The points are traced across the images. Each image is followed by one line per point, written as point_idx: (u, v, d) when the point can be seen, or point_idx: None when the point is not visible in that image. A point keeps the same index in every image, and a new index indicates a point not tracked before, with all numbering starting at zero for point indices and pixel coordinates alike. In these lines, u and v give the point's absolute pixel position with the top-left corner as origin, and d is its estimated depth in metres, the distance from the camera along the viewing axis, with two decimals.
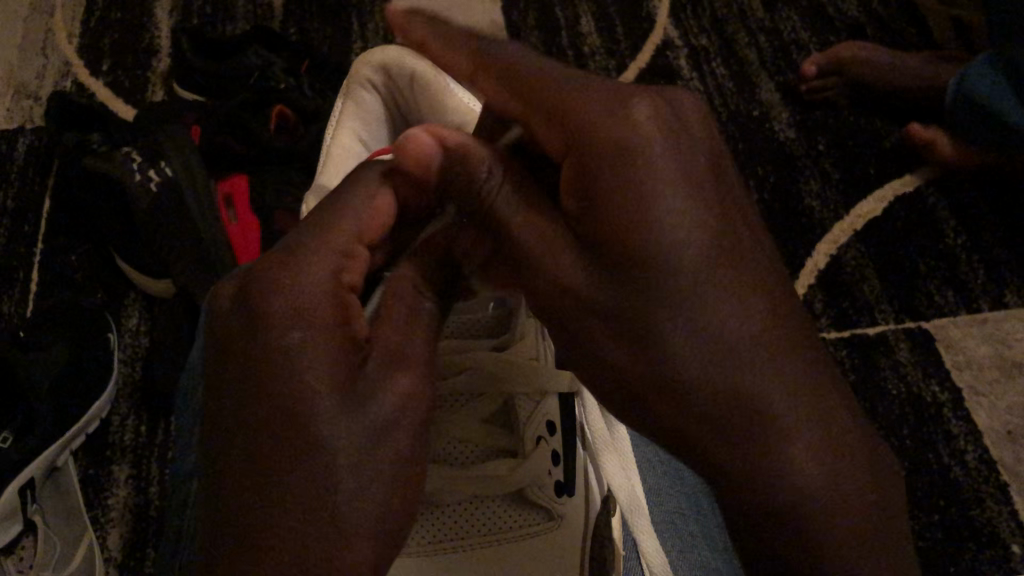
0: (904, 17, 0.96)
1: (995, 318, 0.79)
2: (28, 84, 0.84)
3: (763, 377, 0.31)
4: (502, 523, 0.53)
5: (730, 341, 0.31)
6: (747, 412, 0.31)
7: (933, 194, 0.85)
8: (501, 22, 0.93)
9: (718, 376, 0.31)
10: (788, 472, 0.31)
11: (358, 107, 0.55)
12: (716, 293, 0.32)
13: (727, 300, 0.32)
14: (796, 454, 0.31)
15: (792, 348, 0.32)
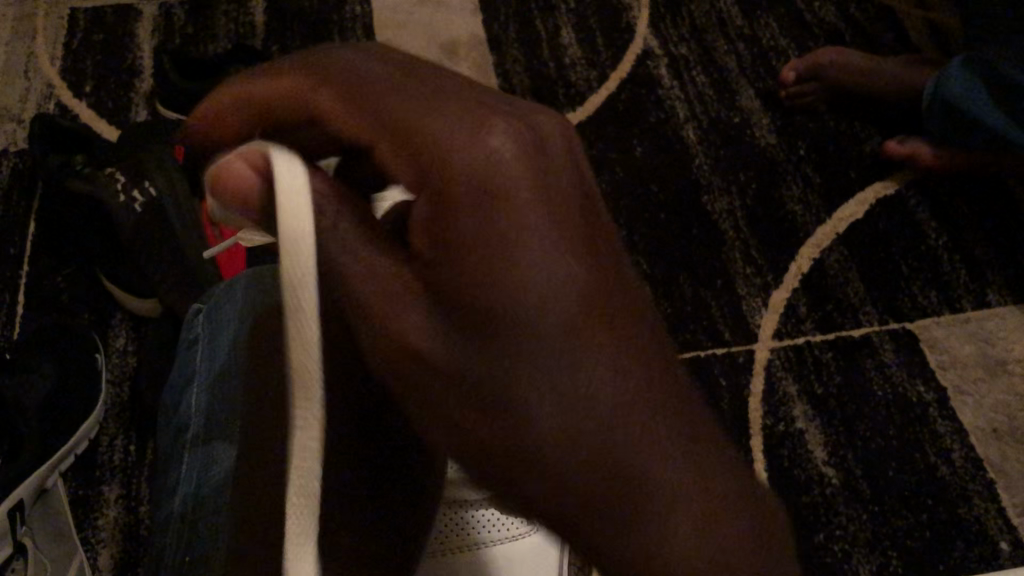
0: (881, 22, 0.97)
1: (977, 317, 0.80)
2: (11, 108, 0.85)
3: (636, 448, 0.25)
4: (490, 523, 0.53)
5: (599, 402, 0.25)
6: (620, 489, 0.25)
7: (913, 197, 0.86)
8: (482, 35, 0.93)
9: (585, 448, 0.25)
10: (683, 541, 0.26)
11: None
12: (581, 345, 0.25)
13: (590, 353, 0.25)
14: (673, 535, 0.26)
15: (673, 414, 0.26)
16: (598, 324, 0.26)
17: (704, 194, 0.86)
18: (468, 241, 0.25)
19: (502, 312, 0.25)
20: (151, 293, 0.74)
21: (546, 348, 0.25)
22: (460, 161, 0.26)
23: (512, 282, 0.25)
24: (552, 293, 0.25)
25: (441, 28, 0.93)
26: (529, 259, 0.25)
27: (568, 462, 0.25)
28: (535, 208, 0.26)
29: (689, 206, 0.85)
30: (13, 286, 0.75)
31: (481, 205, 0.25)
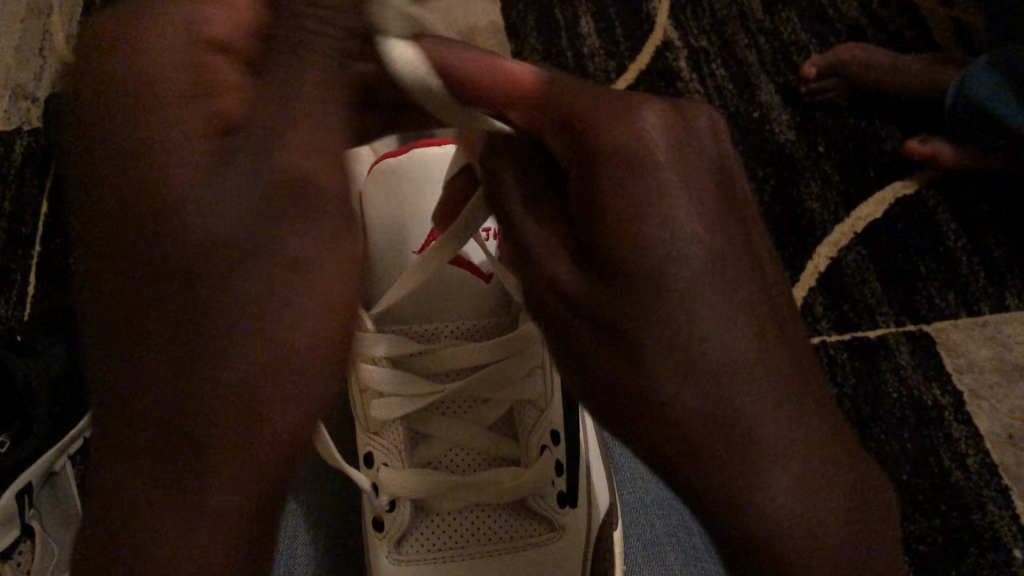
0: (904, 18, 0.96)
1: (995, 321, 0.79)
2: (26, 85, 0.84)
3: (767, 405, 0.35)
4: (503, 529, 0.52)
5: (720, 348, 0.35)
6: (740, 436, 0.34)
7: (933, 197, 0.85)
8: (500, 23, 0.92)
9: (706, 373, 0.35)
10: (796, 472, 0.34)
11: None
12: (716, 300, 0.35)
13: (716, 302, 0.35)
14: (784, 478, 0.34)
15: (793, 387, 0.35)
16: (739, 293, 0.36)
17: None
18: (634, 198, 0.36)
19: (647, 260, 0.36)
20: None
21: (687, 294, 0.35)
22: (624, 147, 0.37)
23: (658, 232, 0.36)
24: (692, 253, 0.36)
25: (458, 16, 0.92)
26: (673, 221, 0.36)
27: (687, 389, 0.35)
28: (686, 223, 0.36)
29: None
30: (25, 265, 0.76)
31: (646, 180, 0.36)
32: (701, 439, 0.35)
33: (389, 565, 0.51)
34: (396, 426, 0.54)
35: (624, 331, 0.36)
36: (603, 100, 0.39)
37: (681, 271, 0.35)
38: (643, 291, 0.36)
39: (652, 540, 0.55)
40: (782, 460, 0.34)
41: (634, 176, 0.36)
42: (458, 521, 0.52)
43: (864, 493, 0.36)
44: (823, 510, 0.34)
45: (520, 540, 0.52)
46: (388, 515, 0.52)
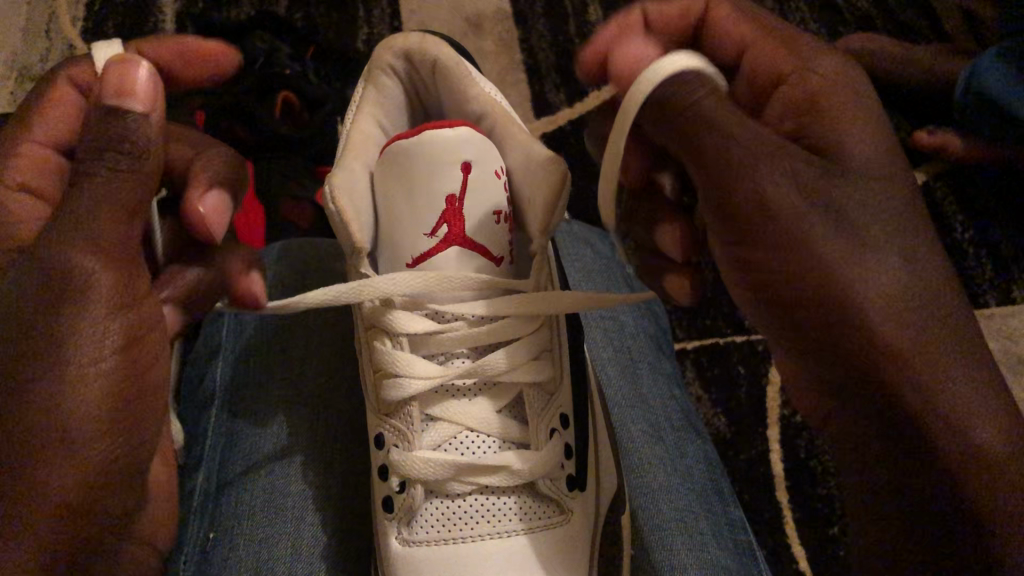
0: (914, 8, 0.95)
1: (1001, 314, 0.79)
2: (31, 66, 0.84)
3: (925, 350, 0.36)
4: (515, 514, 0.49)
5: (898, 288, 0.37)
6: (914, 371, 0.36)
7: (940, 189, 0.85)
8: (507, 9, 0.92)
9: (879, 313, 0.36)
10: (958, 386, 0.36)
11: (380, 93, 0.54)
12: (892, 261, 0.37)
13: (879, 263, 0.37)
14: (957, 403, 0.36)
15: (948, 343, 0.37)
16: (895, 249, 0.37)
17: None
18: (822, 138, 0.39)
19: (827, 203, 0.37)
20: None
21: (860, 237, 0.37)
22: (823, 111, 0.39)
23: (845, 170, 0.38)
24: (877, 195, 0.38)
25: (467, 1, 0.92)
26: (857, 160, 0.38)
27: (872, 307, 0.36)
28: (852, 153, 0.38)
29: None
30: None
31: (831, 133, 0.39)
32: (902, 370, 0.36)
33: (401, 548, 0.49)
34: (408, 407, 0.51)
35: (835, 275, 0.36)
36: (814, 82, 0.41)
37: (842, 181, 0.37)
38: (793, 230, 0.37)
39: (659, 525, 0.55)
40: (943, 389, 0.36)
41: (820, 126, 0.39)
42: (469, 505, 0.49)
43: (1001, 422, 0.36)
44: (992, 430, 0.36)
45: (531, 525, 0.49)
46: (399, 496, 0.50)
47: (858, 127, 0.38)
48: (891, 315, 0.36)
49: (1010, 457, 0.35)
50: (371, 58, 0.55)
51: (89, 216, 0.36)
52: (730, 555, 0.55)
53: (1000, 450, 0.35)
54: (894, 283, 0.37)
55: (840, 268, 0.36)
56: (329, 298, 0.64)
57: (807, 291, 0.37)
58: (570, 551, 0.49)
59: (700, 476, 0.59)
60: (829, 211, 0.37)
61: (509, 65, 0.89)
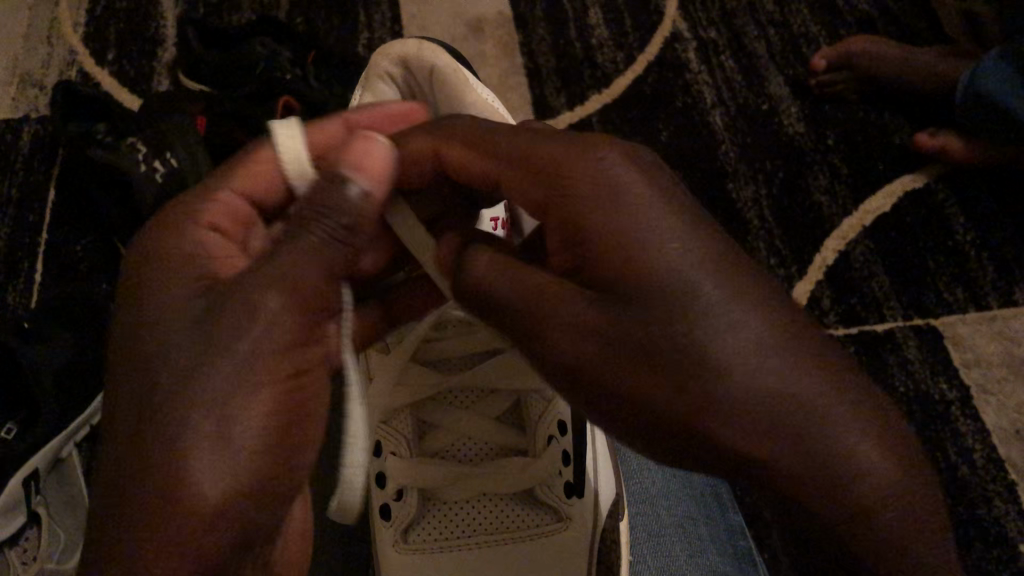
0: (915, 10, 0.95)
1: (1004, 315, 0.78)
2: (32, 73, 0.84)
3: (823, 419, 0.33)
4: (513, 521, 0.51)
5: (759, 362, 0.33)
6: (803, 459, 0.33)
7: (942, 191, 0.84)
8: (508, 13, 0.92)
9: (759, 397, 0.33)
10: (843, 459, 0.33)
11: (375, 98, 0.55)
12: (751, 336, 0.33)
13: (727, 339, 0.33)
14: (852, 471, 0.33)
15: (826, 415, 0.33)
16: (743, 310, 0.34)
17: (729, 182, 0.85)
18: (591, 208, 0.36)
19: (623, 276, 0.35)
20: None
21: (689, 309, 0.34)
22: (587, 187, 0.37)
23: (632, 248, 0.35)
24: (668, 257, 0.35)
25: (466, 5, 0.92)
26: (645, 231, 0.35)
27: (735, 397, 0.33)
28: (647, 228, 0.35)
29: (713, 194, 0.84)
30: (33, 253, 0.76)
31: (598, 209, 0.36)
32: (792, 453, 0.33)
33: (399, 555, 0.50)
34: (404, 414, 0.52)
35: (695, 372, 0.33)
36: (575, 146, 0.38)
37: (637, 254, 0.35)
38: (583, 308, 0.35)
39: (658, 532, 0.55)
40: (838, 457, 0.33)
41: (594, 195, 0.37)
42: (468, 512, 0.51)
43: (892, 467, 0.34)
44: (884, 480, 0.33)
45: (527, 533, 0.50)
46: (396, 504, 0.51)
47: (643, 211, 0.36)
48: (765, 423, 0.33)
49: (907, 495, 0.34)
50: (369, 66, 0.55)
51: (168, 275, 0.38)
52: (727, 559, 0.55)
53: (894, 494, 0.33)
54: (768, 360, 0.33)
55: (651, 355, 0.34)
56: None
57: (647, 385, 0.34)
58: (559, 552, 0.49)
59: (700, 482, 0.59)
60: (630, 293, 0.35)
61: (509, 69, 0.89)
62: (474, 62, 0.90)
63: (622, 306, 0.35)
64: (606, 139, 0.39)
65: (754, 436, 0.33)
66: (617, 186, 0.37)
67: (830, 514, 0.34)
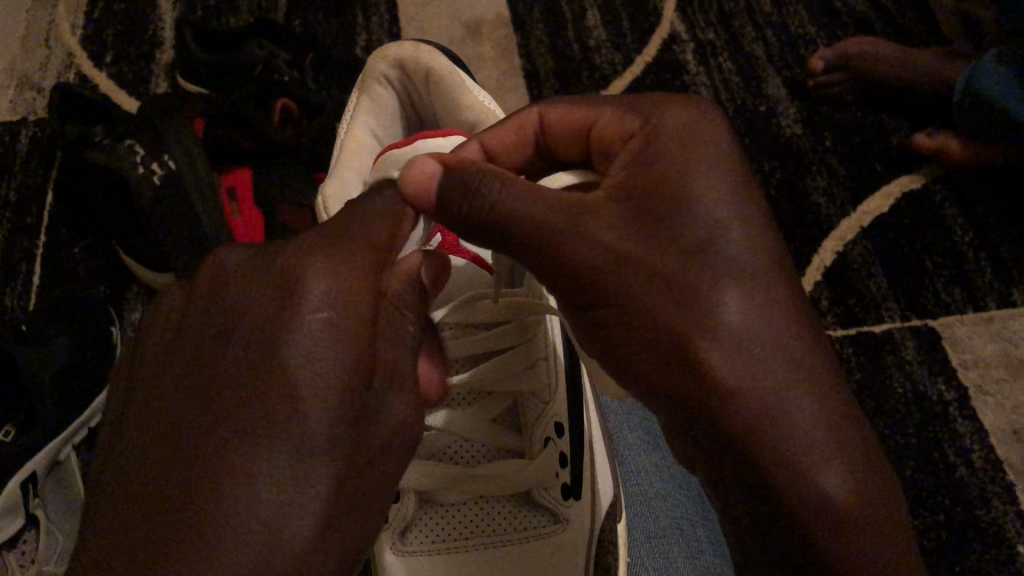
0: (911, 12, 0.95)
1: (1001, 316, 0.78)
2: (30, 75, 0.84)
3: (801, 390, 0.35)
4: (510, 523, 0.51)
5: (760, 317, 0.36)
6: (762, 412, 0.35)
7: (940, 192, 0.84)
8: (506, 14, 0.93)
9: (745, 342, 0.36)
10: (808, 432, 0.34)
11: (374, 104, 0.55)
12: (755, 301, 0.36)
13: (731, 293, 0.36)
14: (809, 443, 0.34)
15: (807, 386, 0.35)
16: (757, 282, 0.37)
17: None
18: (650, 162, 0.39)
19: (667, 216, 0.37)
20: (167, 267, 0.75)
21: (714, 261, 0.37)
22: (653, 145, 0.39)
23: (678, 192, 0.38)
24: (705, 213, 0.37)
25: (464, 7, 0.92)
26: (693, 184, 0.38)
27: (731, 334, 0.36)
28: (702, 179, 0.38)
29: None
30: (31, 255, 0.76)
31: (666, 157, 0.39)
32: (760, 404, 0.35)
33: (395, 558, 0.50)
34: None
35: (692, 304, 0.36)
36: (671, 109, 0.41)
37: (677, 205, 0.38)
38: (608, 234, 0.38)
39: (655, 534, 0.55)
40: (793, 424, 0.34)
41: (657, 152, 0.39)
42: (465, 513, 0.51)
43: (858, 470, 0.34)
44: (844, 473, 0.34)
45: (524, 536, 0.50)
46: (394, 506, 0.51)
47: (701, 171, 0.38)
48: (743, 368, 0.35)
49: (859, 500, 0.34)
50: (365, 68, 0.55)
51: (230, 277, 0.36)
52: (724, 562, 0.55)
53: (853, 493, 0.34)
54: (772, 320, 0.36)
55: (663, 289, 0.37)
56: None
57: (639, 319, 0.37)
58: (556, 552, 0.50)
59: (699, 485, 0.59)
60: (659, 233, 0.37)
61: (507, 70, 0.89)
62: (472, 64, 0.90)
63: (646, 238, 0.37)
64: (678, 105, 0.41)
65: (737, 375, 0.35)
66: (688, 143, 0.39)
67: (780, 491, 0.34)
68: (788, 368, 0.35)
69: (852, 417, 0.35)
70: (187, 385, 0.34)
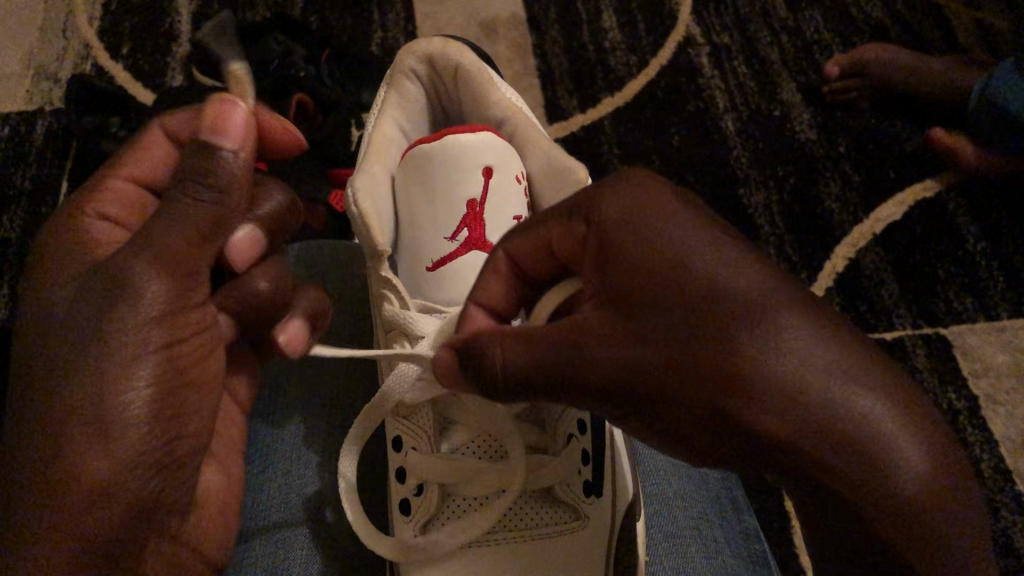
0: (928, 19, 0.95)
1: (1013, 326, 0.78)
2: (47, 65, 0.85)
3: (869, 426, 0.31)
4: (531, 517, 0.51)
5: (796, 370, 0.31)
6: (842, 482, 0.31)
7: (953, 201, 0.84)
8: (522, 15, 0.93)
9: (792, 411, 0.31)
10: (897, 468, 0.30)
11: (402, 98, 0.55)
12: (778, 355, 0.31)
13: (756, 355, 0.31)
14: (902, 480, 0.30)
15: (868, 424, 0.31)
16: (772, 327, 0.32)
17: (740, 187, 0.85)
18: (622, 253, 0.34)
19: (658, 304, 0.33)
20: None
21: (725, 334, 0.32)
22: (617, 234, 0.35)
23: (661, 273, 0.33)
24: (696, 283, 0.33)
25: (481, 6, 0.92)
26: (673, 262, 0.33)
27: (767, 410, 0.31)
28: (676, 248, 0.33)
29: (722, 198, 0.84)
30: None
31: (635, 237, 0.34)
32: (833, 471, 0.31)
33: None
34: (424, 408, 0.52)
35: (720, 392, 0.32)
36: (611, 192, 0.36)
37: (666, 286, 0.33)
38: (615, 349, 0.33)
39: (673, 533, 0.55)
40: (885, 473, 0.30)
41: (621, 234, 0.35)
42: (487, 505, 0.51)
43: (951, 469, 0.31)
44: (938, 481, 0.30)
45: (546, 530, 0.50)
46: (417, 499, 0.51)
47: (671, 235, 0.34)
48: (800, 433, 0.31)
49: (960, 498, 0.31)
50: (393, 62, 0.55)
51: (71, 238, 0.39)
52: (743, 561, 0.55)
53: (953, 503, 0.31)
54: (807, 373, 0.31)
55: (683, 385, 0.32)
56: (347, 302, 0.64)
57: (685, 421, 0.33)
58: (578, 546, 0.50)
59: (717, 487, 0.60)
60: (656, 330, 0.33)
61: (522, 70, 0.89)
62: None
63: (647, 345, 0.33)
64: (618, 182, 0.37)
65: (802, 448, 0.31)
66: (648, 224, 0.34)
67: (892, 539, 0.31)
68: (824, 376, 0.31)
69: (925, 419, 0.31)
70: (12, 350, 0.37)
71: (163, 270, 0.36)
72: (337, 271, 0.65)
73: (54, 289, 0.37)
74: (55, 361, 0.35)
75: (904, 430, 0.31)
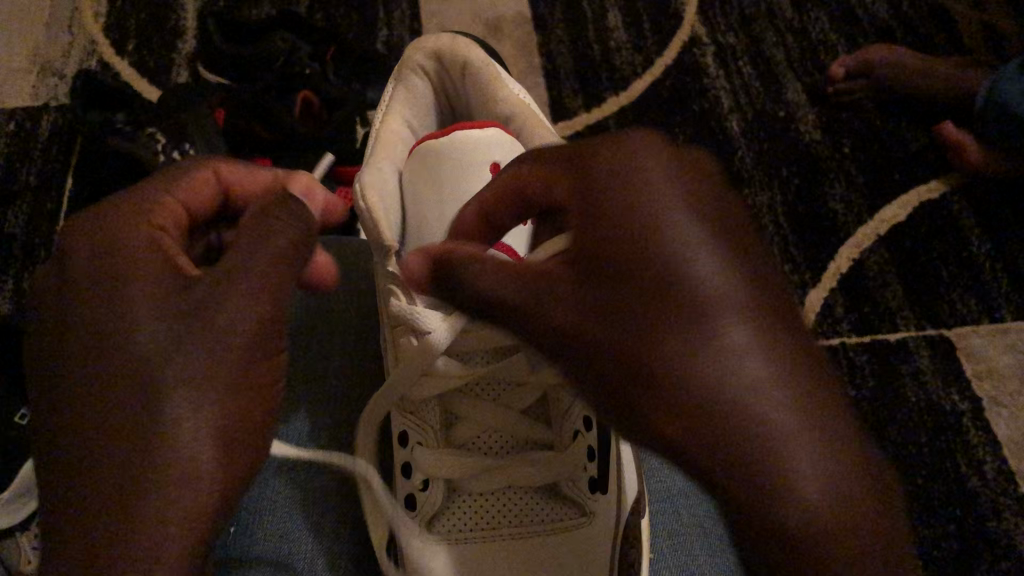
0: (933, 20, 0.95)
1: (1016, 328, 0.78)
2: (52, 61, 0.85)
3: (783, 421, 0.27)
4: (533, 516, 0.51)
5: (714, 336, 0.28)
6: (745, 466, 0.27)
7: (958, 203, 0.84)
8: (527, 13, 0.93)
9: (699, 372, 0.28)
10: (806, 464, 0.27)
11: (409, 93, 0.55)
12: (709, 325, 0.28)
13: (673, 314, 0.29)
14: (801, 482, 0.27)
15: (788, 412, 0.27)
16: (702, 288, 0.29)
17: (744, 187, 0.85)
18: (571, 197, 0.32)
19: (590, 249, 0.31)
20: None
21: (653, 281, 0.29)
22: (568, 177, 0.33)
23: (599, 216, 0.31)
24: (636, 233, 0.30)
25: (486, 4, 0.92)
26: (618, 205, 0.31)
27: (673, 369, 0.28)
28: (623, 190, 0.31)
29: None
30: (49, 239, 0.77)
31: (585, 178, 0.32)
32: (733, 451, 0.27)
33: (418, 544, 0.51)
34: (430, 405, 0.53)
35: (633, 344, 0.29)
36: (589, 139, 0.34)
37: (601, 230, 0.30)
38: (541, 292, 0.31)
39: (677, 532, 0.55)
40: (783, 467, 0.27)
41: (573, 180, 0.32)
42: (490, 502, 0.51)
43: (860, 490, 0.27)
44: (843, 499, 0.27)
45: (548, 528, 0.50)
46: (421, 494, 0.52)
47: (619, 172, 0.31)
48: (701, 404, 0.28)
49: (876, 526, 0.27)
50: (402, 58, 0.56)
51: (108, 253, 0.35)
52: None
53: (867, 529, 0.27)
54: (727, 348, 0.28)
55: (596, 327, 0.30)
56: (351, 299, 0.64)
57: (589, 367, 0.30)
58: (579, 544, 0.50)
59: None
60: (585, 270, 0.31)
61: (527, 70, 0.90)
62: None
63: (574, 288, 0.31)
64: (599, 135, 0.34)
65: (701, 422, 0.28)
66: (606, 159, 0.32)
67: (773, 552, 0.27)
68: (743, 349, 0.28)
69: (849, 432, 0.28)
70: (60, 356, 0.34)
71: (251, 289, 0.35)
72: (341, 268, 0.65)
73: (120, 305, 0.34)
74: (134, 378, 0.33)
75: (807, 414, 0.27)
